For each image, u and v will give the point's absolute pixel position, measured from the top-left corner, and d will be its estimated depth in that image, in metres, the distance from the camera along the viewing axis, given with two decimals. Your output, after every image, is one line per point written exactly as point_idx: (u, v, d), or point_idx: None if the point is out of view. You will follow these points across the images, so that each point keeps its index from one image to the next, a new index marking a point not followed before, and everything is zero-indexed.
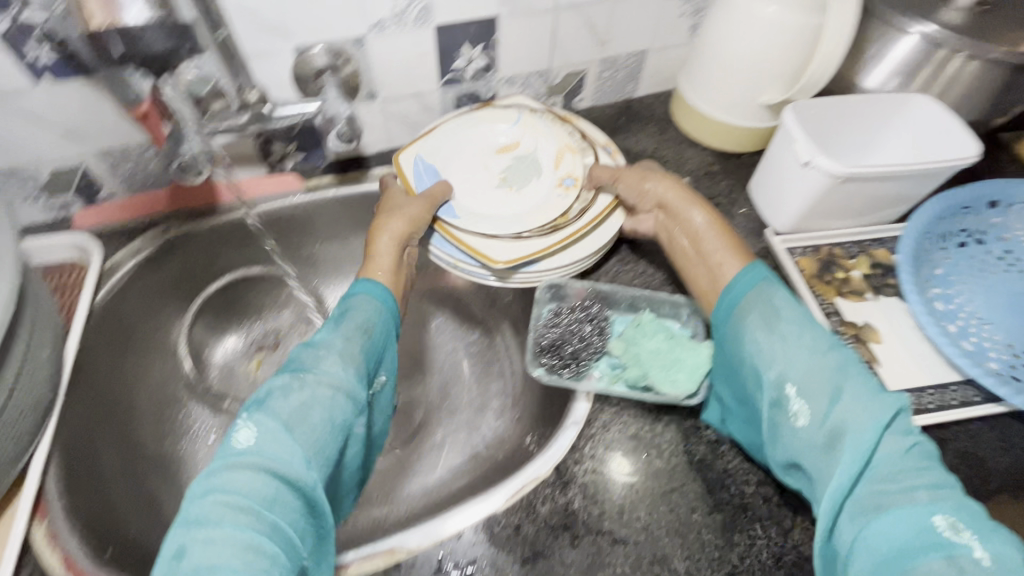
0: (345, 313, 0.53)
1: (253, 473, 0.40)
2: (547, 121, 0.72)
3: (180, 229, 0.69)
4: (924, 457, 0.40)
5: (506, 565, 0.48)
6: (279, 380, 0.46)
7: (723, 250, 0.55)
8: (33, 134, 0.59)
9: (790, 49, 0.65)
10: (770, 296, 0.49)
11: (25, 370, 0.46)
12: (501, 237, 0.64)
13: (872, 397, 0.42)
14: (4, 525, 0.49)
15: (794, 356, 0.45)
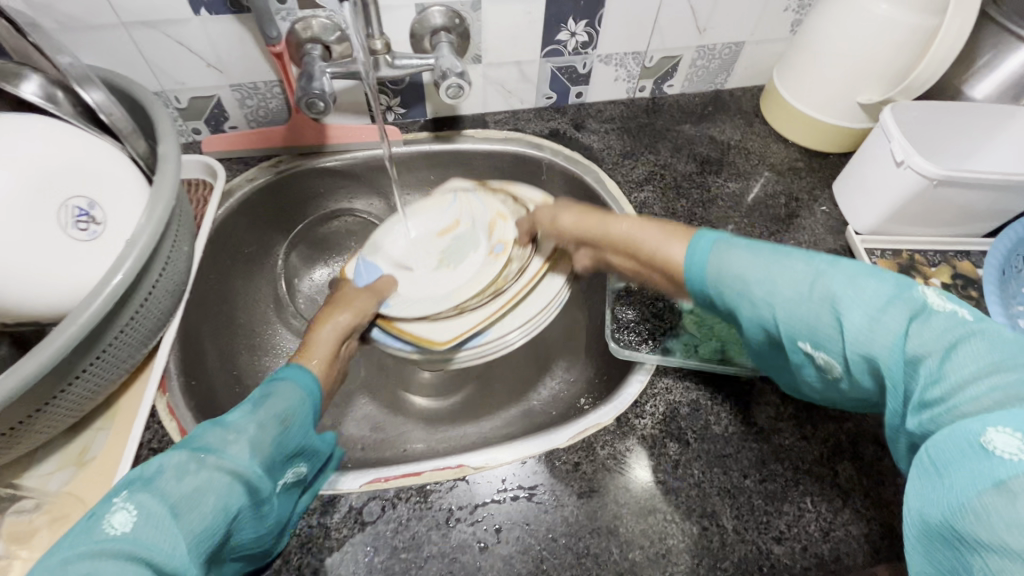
0: (261, 396, 0.47)
1: (121, 562, 0.33)
2: (479, 193, 0.73)
3: (291, 165, 0.75)
4: (983, 352, 0.32)
5: (564, 495, 0.51)
6: (175, 457, 0.40)
7: (661, 241, 0.48)
8: (182, 62, 0.66)
9: (899, 48, 0.65)
10: (732, 249, 0.42)
11: (172, 260, 0.53)
12: (436, 316, 0.64)
13: (878, 312, 0.35)
14: (134, 394, 0.54)
15: (783, 300, 0.38)
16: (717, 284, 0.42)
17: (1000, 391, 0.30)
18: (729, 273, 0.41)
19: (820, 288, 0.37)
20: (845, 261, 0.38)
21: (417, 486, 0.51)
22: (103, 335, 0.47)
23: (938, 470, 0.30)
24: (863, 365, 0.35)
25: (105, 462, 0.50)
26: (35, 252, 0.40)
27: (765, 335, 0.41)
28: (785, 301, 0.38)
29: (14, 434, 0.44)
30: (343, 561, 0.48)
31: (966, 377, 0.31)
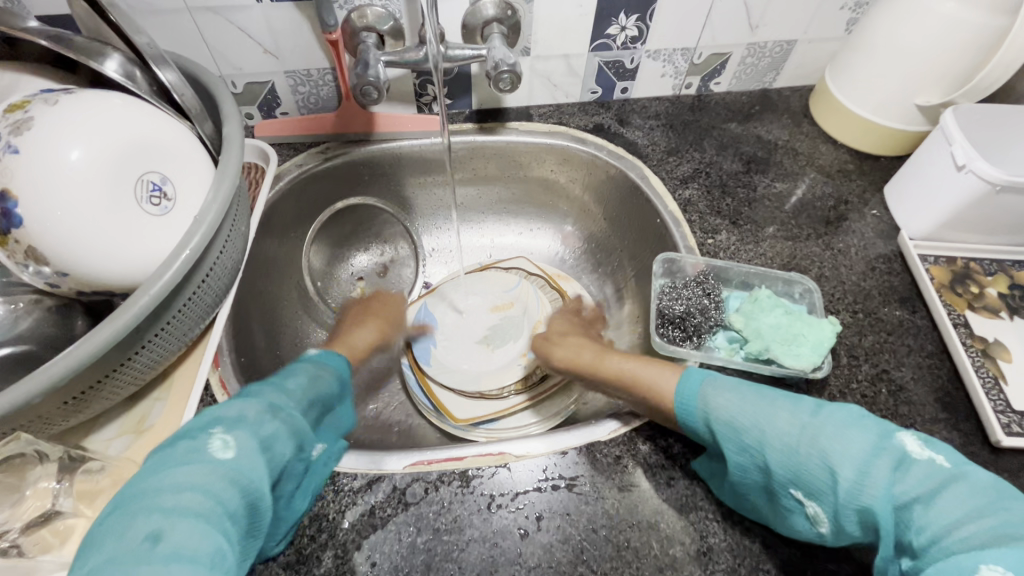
0: (310, 372, 0.52)
1: (228, 481, 0.37)
2: (539, 291, 0.79)
3: (339, 152, 0.77)
4: (961, 495, 0.36)
5: (606, 488, 0.51)
6: (253, 404, 0.44)
7: (649, 372, 0.54)
8: (242, 48, 0.68)
9: (964, 48, 0.63)
10: (723, 389, 0.48)
11: (232, 236, 0.54)
12: (466, 391, 0.71)
13: (866, 454, 0.39)
14: (188, 367, 0.55)
15: (775, 439, 0.43)
16: (712, 421, 0.47)
17: (987, 528, 0.34)
18: (722, 412, 0.46)
19: (812, 434, 0.42)
20: (827, 407, 0.43)
21: (460, 470, 0.52)
22: (168, 309, 0.48)
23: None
24: (860, 516, 0.39)
25: (161, 430, 0.51)
26: (113, 225, 0.41)
27: (757, 479, 0.45)
28: (778, 441, 0.43)
29: (79, 400, 0.45)
30: (385, 539, 0.48)
31: (951, 520, 0.35)
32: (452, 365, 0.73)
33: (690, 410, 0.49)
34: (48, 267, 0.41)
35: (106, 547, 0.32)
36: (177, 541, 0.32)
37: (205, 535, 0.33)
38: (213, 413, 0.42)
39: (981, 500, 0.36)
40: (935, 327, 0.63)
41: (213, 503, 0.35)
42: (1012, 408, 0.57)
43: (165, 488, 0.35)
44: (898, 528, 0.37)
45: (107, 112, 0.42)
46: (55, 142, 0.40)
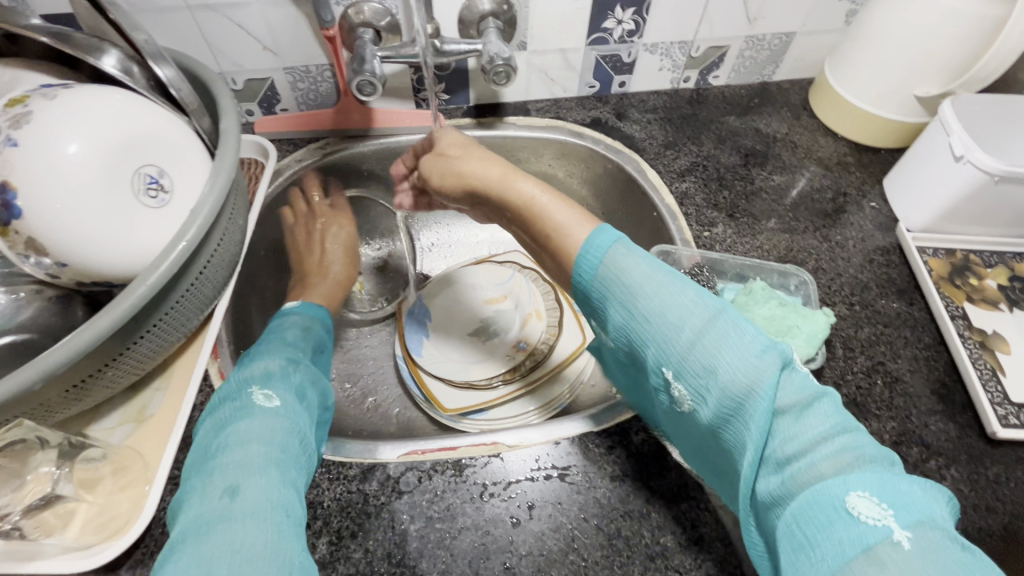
0: (304, 326, 0.59)
1: (284, 434, 0.42)
2: (533, 284, 0.79)
3: (337, 147, 0.77)
4: (829, 413, 0.37)
5: (599, 478, 0.52)
6: (275, 359, 0.50)
7: (564, 218, 0.47)
8: (242, 45, 0.69)
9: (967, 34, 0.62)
10: (632, 253, 0.44)
11: (229, 230, 0.55)
12: (455, 382, 0.72)
13: (754, 357, 0.38)
14: (187, 358, 0.56)
15: (674, 321, 0.41)
16: (614, 286, 0.43)
17: (846, 449, 0.35)
18: (628, 280, 0.42)
19: (711, 324, 0.39)
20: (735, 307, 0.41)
21: (453, 459, 0.53)
22: (166, 300, 0.49)
23: (808, 539, 0.32)
24: (721, 404, 0.38)
25: (161, 419, 0.52)
26: (111, 218, 0.42)
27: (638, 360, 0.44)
28: (672, 323, 0.40)
29: (81, 387, 0.46)
30: (380, 526, 0.49)
31: (813, 438, 0.36)
32: (443, 356, 0.75)
33: (587, 268, 0.44)
34: (48, 258, 0.42)
35: (198, 509, 0.36)
36: (253, 495, 0.37)
37: (279, 489, 0.38)
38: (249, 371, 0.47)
39: (849, 423, 0.37)
40: (932, 318, 0.63)
41: (276, 452, 0.40)
42: (1010, 399, 0.56)
43: (237, 439, 0.40)
44: (758, 430, 0.37)
45: (104, 104, 0.43)
46: (54, 135, 0.40)
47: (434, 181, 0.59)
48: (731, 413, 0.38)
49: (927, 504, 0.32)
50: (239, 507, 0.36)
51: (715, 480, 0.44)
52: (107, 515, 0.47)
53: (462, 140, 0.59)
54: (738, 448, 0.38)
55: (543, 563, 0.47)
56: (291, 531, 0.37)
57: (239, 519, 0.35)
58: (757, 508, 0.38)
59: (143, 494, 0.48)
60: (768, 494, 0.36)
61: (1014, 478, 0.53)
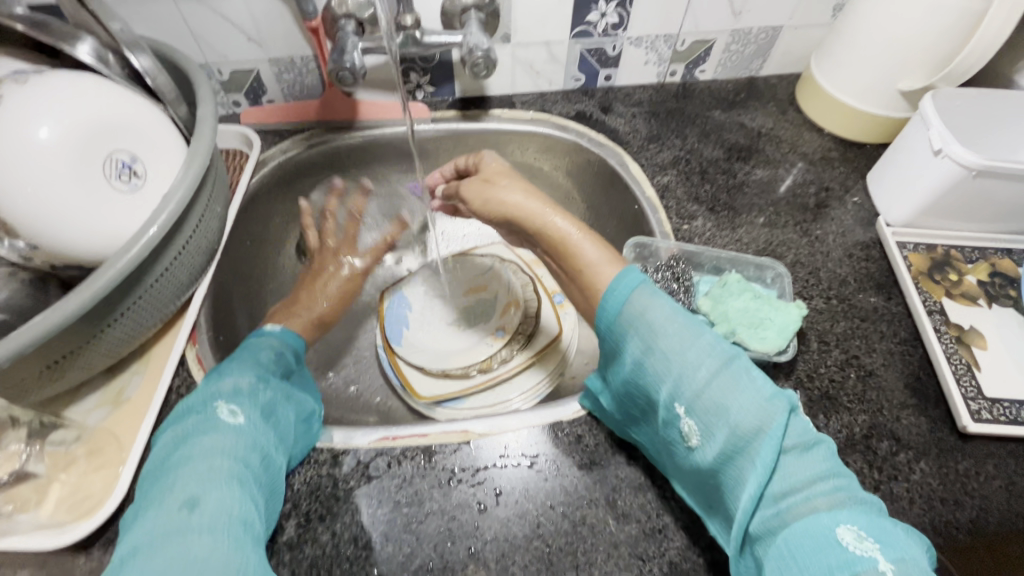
0: (285, 348, 0.59)
1: (246, 451, 0.44)
2: (512, 273, 0.80)
3: (322, 138, 0.78)
4: (825, 456, 0.38)
5: (567, 466, 0.52)
6: (249, 379, 0.51)
7: (593, 256, 0.48)
8: (226, 36, 0.69)
9: (951, 14, 0.61)
10: (656, 297, 0.45)
11: (206, 216, 0.56)
12: (432, 370, 0.72)
13: (761, 399, 0.39)
14: (165, 343, 0.57)
15: (691, 362, 0.41)
16: (639, 324, 0.43)
17: (838, 489, 0.36)
18: (652, 322, 0.43)
19: (727, 367, 0.40)
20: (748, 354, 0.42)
21: (423, 446, 0.53)
22: (139, 283, 0.50)
23: (798, 560, 0.34)
24: (730, 443, 0.39)
25: (137, 402, 0.53)
26: (82, 200, 0.43)
27: (647, 397, 0.44)
28: (690, 363, 0.41)
29: (58, 367, 0.47)
30: (349, 510, 0.50)
31: (810, 476, 0.37)
32: (421, 346, 0.75)
33: (613, 308, 0.45)
34: (21, 240, 0.43)
35: (155, 516, 0.38)
36: (209, 508, 0.38)
37: (237, 504, 0.40)
38: (219, 389, 0.48)
39: (841, 469, 0.39)
40: (910, 314, 0.63)
41: (239, 468, 0.42)
42: (984, 394, 0.56)
43: (196, 455, 0.42)
44: (763, 469, 0.37)
45: (76, 89, 0.44)
46: (26, 119, 0.41)
47: (474, 205, 0.58)
48: (735, 454, 0.39)
49: (910, 546, 0.34)
50: (197, 520, 0.37)
51: (705, 510, 0.45)
52: (79, 496, 0.47)
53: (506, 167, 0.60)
54: (738, 485, 0.39)
55: (507, 549, 0.48)
56: (247, 543, 0.38)
57: (196, 533, 0.37)
58: (750, 545, 0.38)
59: (115, 475, 0.48)
60: (761, 527, 0.37)
61: (984, 472, 0.53)
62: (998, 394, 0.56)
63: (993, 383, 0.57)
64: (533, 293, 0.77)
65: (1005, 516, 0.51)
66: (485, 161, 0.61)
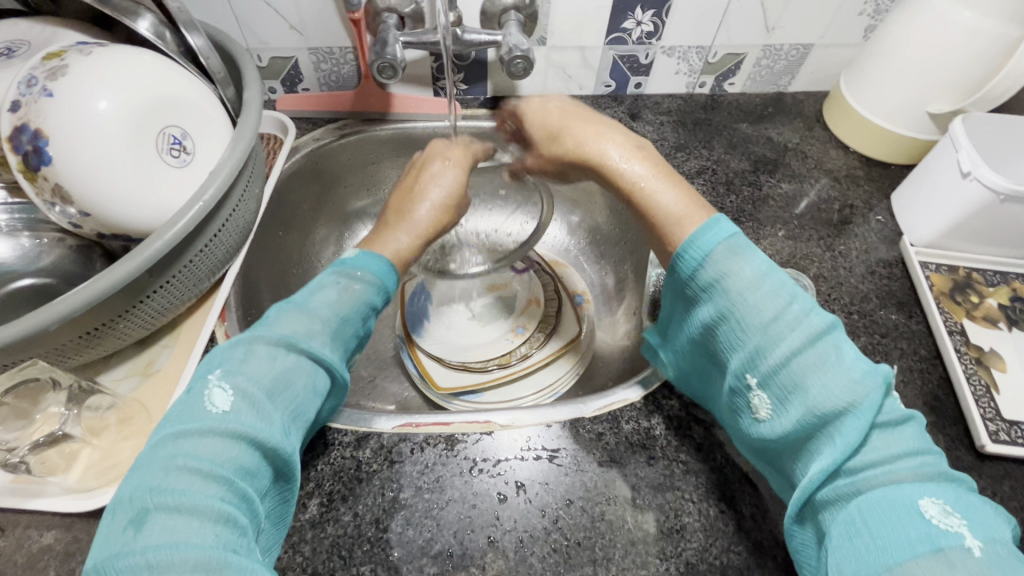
0: (341, 287, 0.50)
1: (228, 442, 0.38)
2: (533, 272, 0.82)
3: (355, 128, 0.79)
4: (915, 435, 0.39)
5: (587, 461, 0.53)
6: (266, 341, 0.44)
7: (678, 205, 0.50)
8: (270, 25, 0.71)
9: (995, 37, 0.62)
10: (739, 257, 0.45)
11: (247, 194, 0.57)
12: (450, 362, 0.73)
13: (856, 374, 0.39)
14: (197, 319, 0.58)
15: (772, 335, 0.42)
16: (717, 287, 0.45)
17: (925, 465, 0.38)
18: (732, 284, 0.45)
19: (814, 344, 0.41)
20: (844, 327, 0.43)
21: (445, 434, 0.54)
22: (179, 258, 0.51)
23: (870, 529, 0.35)
24: (804, 417, 0.40)
25: (167, 375, 0.54)
26: (135, 173, 0.44)
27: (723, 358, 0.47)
28: (773, 336, 0.42)
29: (93, 336, 0.48)
30: (369, 492, 0.50)
31: (897, 452, 0.38)
32: (441, 338, 0.76)
33: (693, 264, 0.47)
34: (73, 207, 0.44)
35: (105, 537, 0.34)
36: (161, 523, 0.34)
37: (201, 512, 0.34)
38: (226, 357, 0.43)
39: (927, 447, 0.39)
40: (930, 332, 0.63)
41: (210, 467, 0.37)
42: (1002, 416, 0.57)
43: (171, 451, 0.37)
44: (844, 442, 0.38)
45: (134, 63, 0.45)
46: (87, 90, 0.42)
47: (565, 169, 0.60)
48: (813, 427, 0.40)
49: (997, 525, 0.35)
50: (146, 538, 0.33)
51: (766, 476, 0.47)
52: (107, 463, 0.48)
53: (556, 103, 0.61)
54: (813, 457, 0.40)
55: (526, 540, 0.48)
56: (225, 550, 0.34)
57: (143, 552, 0.33)
58: (812, 513, 0.39)
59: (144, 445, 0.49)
60: (830, 494, 0.38)
61: (1000, 492, 0.53)
62: (1016, 416, 0.57)
63: (1012, 405, 0.57)
64: (554, 293, 0.79)
65: None
66: (535, 107, 0.62)
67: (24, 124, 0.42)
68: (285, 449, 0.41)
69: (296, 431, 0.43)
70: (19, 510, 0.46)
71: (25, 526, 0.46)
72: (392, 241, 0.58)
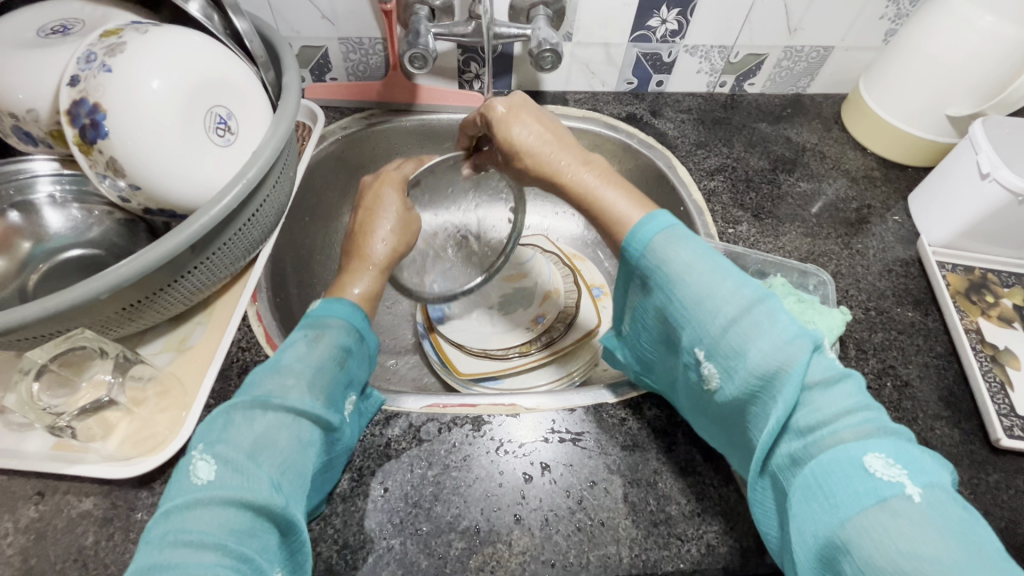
0: (311, 338, 0.48)
1: (216, 508, 0.36)
2: (553, 264, 0.83)
3: (381, 119, 0.81)
4: (853, 391, 0.39)
5: (609, 446, 0.54)
6: (241, 405, 0.42)
7: (622, 206, 0.49)
8: (304, 14, 0.72)
9: (1015, 42, 0.63)
10: (677, 241, 0.45)
11: (281, 179, 0.58)
12: (471, 349, 0.75)
13: (786, 338, 0.39)
14: (230, 298, 0.59)
15: (709, 308, 0.42)
16: (659, 273, 0.45)
17: (867, 421, 0.37)
18: (671, 268, 0.45)
19: (747, 312, 0.41)
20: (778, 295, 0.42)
21: (472, 415, 0.55)
22: (220, 235, 0.52)
23: (823, 489, 0.36)
24: (748, 383, 0.40)
25: (202, 350, 0.55)
26: (185, 149, 0.45)
27: (672, 335, 0.48)
28: (710, 310, 0.42)
29: (133, 308, 0.49)
30: (398, 469, 0.52)
31: (838, 410, 0.38)
32: (461, 325, 0.78)
33: (637, 251, 0.47)
34: (124, 180, 0.45)
35: None
36: None
37: None
38: (205, 428, 0.41)
39: (868, 400, 0.39)
40: (946, 330, 0.64)
41: (199, 541, 0.34)
42: (1016, 413, 0.58)
43: (162, 534, 0.35)
44: (782, 406, 0.38)
45: (184, 44, 0.46)
46: (143, 68, 0.44)
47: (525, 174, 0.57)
48: (756, 393, 0.40)
49: (936, 470, 0.35)
50: None
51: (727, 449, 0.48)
52: (144, 434, 0.49)
53: (543, 124, 0.56)
54: (762, 420, 0.41)
55: (551, 518, 0.50)
56: None
57: None
58: (770, 467, 0.41)
59: (180, 418, 0.51)
60: (788, 457, 0.39)
61: (1013, 485, 0.54)
62: None
63: None
64: (573, 284, 0.80)
65: None
66: (513, 104, 0.57)
67: (82, 98, 0.43)
68: (279, 503, 0.38)
69: (292, 486, 0.40)
70: (60, 475, 0.48)
71: (64, 492, 0.47)
72: (354, 281, 0.58)
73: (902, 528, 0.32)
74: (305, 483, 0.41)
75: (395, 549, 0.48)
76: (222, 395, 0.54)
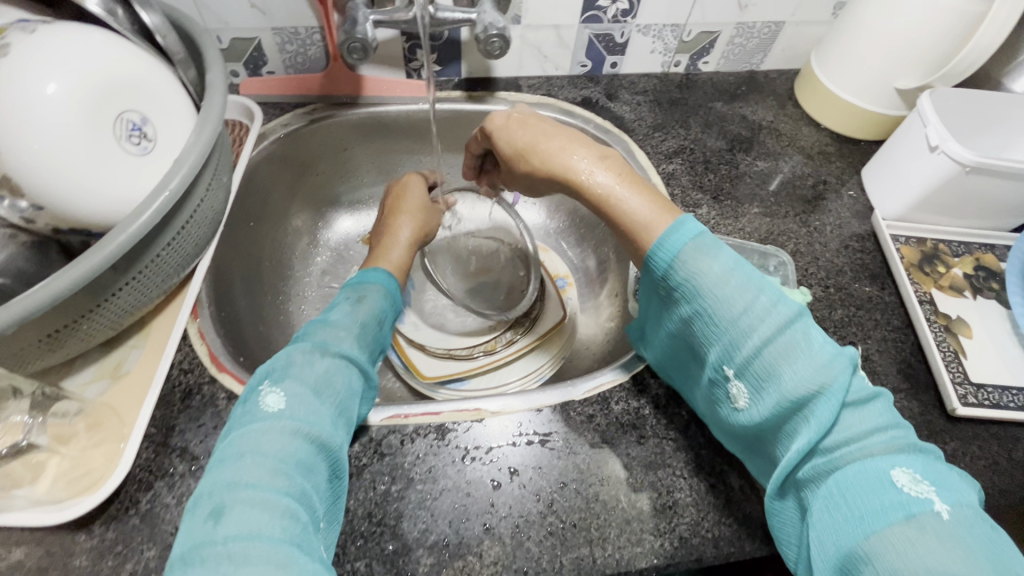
0: (353, 299, 0.53)
1: (287, 437, 0.40)
2: None
3: (324, 113, 0.76)
4: (884, 410, 0.40)
5: (579, 443, 0.53)
6: (300, 350, 0.46)
7: (644, 210, 0.47)
8: (229, 3, 0.66)
9: (960, 12, 0.63)
10: (706, 254, 0.44)
11: (212, 189, 0.53)
12: (434, 351, 0.73)
13: (820, 359, 0.39)
14: (167, 319, 0.56)
15: (742, 326, 0.42)
16: (692, 289, 0.44)
17: (896, 438, 0.38)
18: (703, 283, 0.44)
19: (782, 332, 0.40)
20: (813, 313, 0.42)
21: (436, 424, 0.53)
22: (147, 250, 0.48)
23: (846, 500, 0.36)
24: (779, 404, 0.40)
25: (138, 376, 0.52)
26: (94, 160, 0.41)
27: (697, 347, 0.47)
28: (743, 330, 0.42)
29: (55, 338, 0.45)
30: (361, 486, 0.49)
31: (868, 428, 0.38)
32: (423, 325, 0.76)
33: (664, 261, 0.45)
34: (24, 200, 0.41)
35: (184, 533, 0.35)
36: (236, 514, 0.35)
37: (269, 506, 0.35)
38: (269, 366, 0.45)
39: (897, 418, 0.40)
40: (902, 303, 0.65)
41: (277, 462, 0.38)
42: (969, 380, 0.59)
43: (237, 452, 0.39)
44: (815, 423, 0.38)
45: (79, 43, 0.42)
46: (36, 72, 0.39)
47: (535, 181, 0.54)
48: (785, 412, 0.40)
49: (965, 489, 0.36)
50: (225, 530, 0.34)
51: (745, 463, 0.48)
52: (79, 471, 0.46)
53: (543, 129, 0.54)
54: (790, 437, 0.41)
55: (522, 524, 0.48)
56: (301, 535, 0.36)
57: (223, 543, 0.34)
58: (791, 484, 0.41)
59: (119, 451, 0.47)
60: (810, 472, 0.39)
61: (969, 452, 0.56)
62: (982, 380, 0.59)
63: (977, 369, 0.60)
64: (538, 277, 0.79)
65: (989, 493, 0.54)
66: (509, 117, 0.56)
67: None
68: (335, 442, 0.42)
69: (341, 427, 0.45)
70: None
71: None
72: (388, 255, 0.63)
73: (928, 542, 0.33)
74: (350, 425, 0.46)
75: (360, 571, 0.46)
76: (164, 423, 0.49)
